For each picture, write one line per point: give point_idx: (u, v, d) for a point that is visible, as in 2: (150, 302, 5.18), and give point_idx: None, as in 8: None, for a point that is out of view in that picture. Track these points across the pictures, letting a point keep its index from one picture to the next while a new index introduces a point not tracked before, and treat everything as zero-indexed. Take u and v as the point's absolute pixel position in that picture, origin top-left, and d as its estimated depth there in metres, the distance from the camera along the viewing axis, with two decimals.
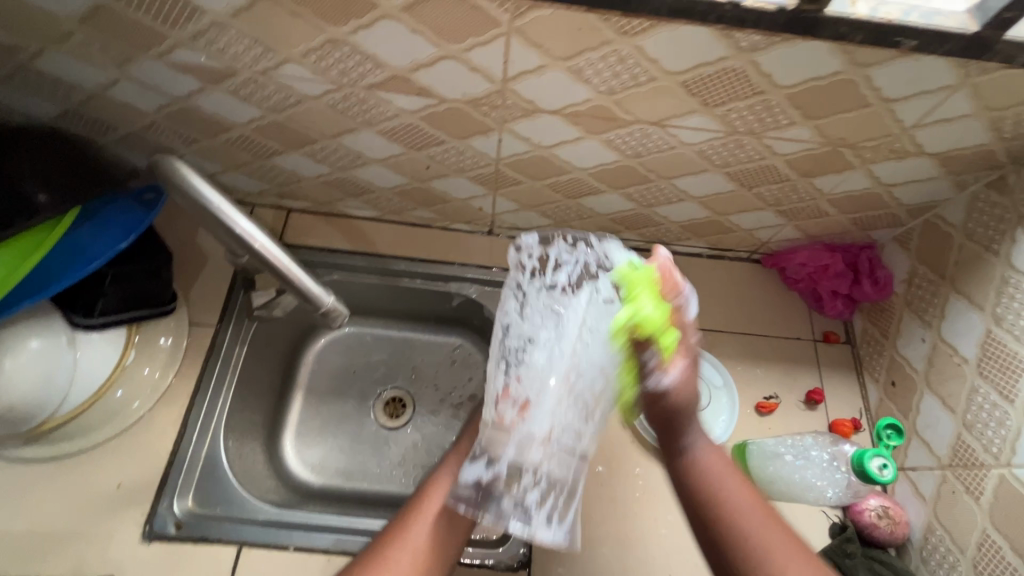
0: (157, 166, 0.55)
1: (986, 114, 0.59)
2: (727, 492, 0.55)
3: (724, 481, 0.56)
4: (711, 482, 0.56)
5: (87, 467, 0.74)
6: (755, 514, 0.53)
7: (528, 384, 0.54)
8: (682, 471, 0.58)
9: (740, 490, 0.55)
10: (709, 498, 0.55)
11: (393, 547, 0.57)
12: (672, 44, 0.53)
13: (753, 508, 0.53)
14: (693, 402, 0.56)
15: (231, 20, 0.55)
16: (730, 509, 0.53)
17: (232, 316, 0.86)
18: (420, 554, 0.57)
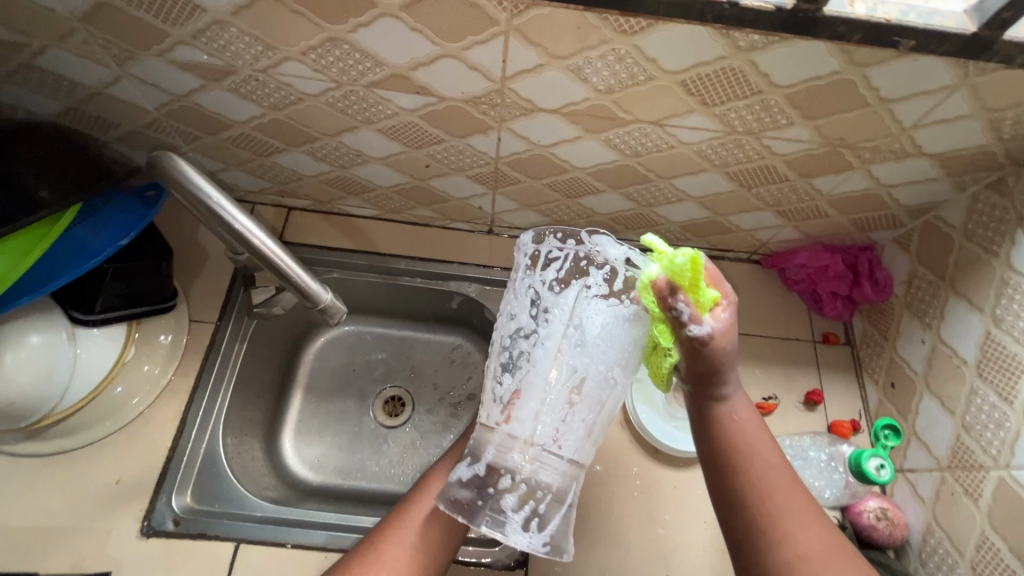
0: (156, 162, 0.55)
1: (985, 114, 0.59)
2: (751, 453, 0.54)
3: (751, 444, 0.54)
4: (737, 439, 0.55)
5: (86, 463, 0.75)
6: (778, 476, 0.53)
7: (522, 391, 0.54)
8: (708, 426, 0.56)
9: (766, 451, 0.54)
10: (734, 458, 0.54)
11: (387, 542, 0.58)
12: (670, 43, 0.53)
13: (777, 472, 0.53)
14: (731, 357, 0.53)
15: (231, 18, 0.56)
16: (753, 470, 0.53)
17: (232, 313, 0.86)
18: (413, 551, 0.58)
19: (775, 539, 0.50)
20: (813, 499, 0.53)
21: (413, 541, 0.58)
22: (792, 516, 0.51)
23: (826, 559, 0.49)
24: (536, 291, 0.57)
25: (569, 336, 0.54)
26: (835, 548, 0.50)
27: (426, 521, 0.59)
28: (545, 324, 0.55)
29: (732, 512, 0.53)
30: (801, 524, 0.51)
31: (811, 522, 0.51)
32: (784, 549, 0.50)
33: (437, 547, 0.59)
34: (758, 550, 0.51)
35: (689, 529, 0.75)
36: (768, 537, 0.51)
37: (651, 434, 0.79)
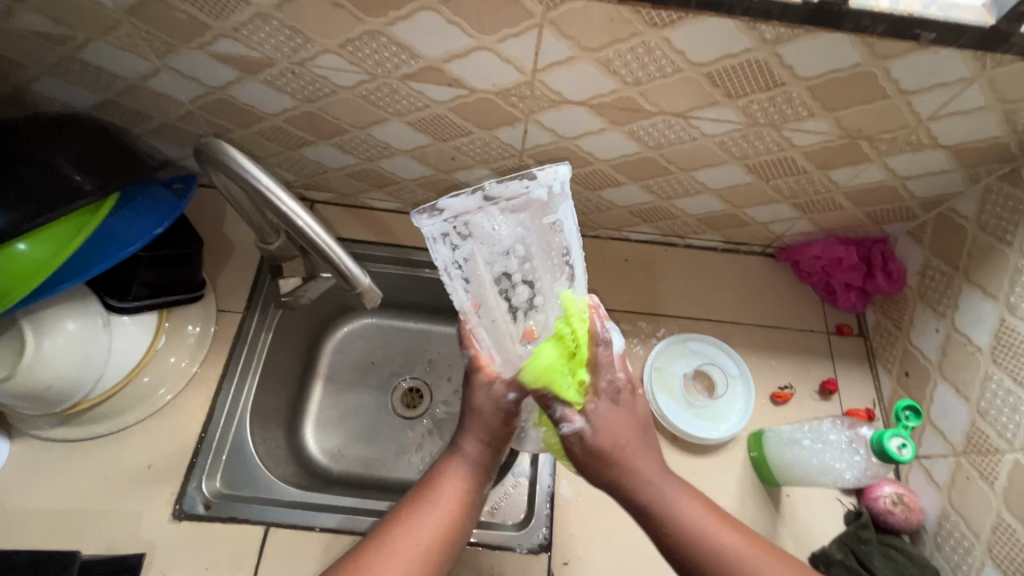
0: (205, 147, 0.58)
1: (1000, 106, 0.61)
2: (693, 520, 0.55)
3: (688, 514, 0.55)
4: (678, 517, 0.55)
5: (117, 449, 0.76)
6: (702, 519, 0.55)
7: (502, 332, 0.61)
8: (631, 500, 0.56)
9: (699, 515, 0.55)
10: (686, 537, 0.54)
11: (397, 545, 0.54)
12: (699, 35, 0.55)
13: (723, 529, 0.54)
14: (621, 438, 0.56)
15: (273, 11, 0.58)
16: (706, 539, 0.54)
17: (259, 303, 0.88)
18: (424, 553, 0.54)
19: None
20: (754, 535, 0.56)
21: (427, 541, 0.55)
22: (758, 561, 0.53)
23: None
24: (471, 251, 0.58)
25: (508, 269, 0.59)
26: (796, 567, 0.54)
27: (440, 519, 0.56)
28: (484, 272, 0.60)
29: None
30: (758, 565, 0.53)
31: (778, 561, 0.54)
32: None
33: (450, 547, 0.56)
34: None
35: None
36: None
37: (672, 423, 0.78)
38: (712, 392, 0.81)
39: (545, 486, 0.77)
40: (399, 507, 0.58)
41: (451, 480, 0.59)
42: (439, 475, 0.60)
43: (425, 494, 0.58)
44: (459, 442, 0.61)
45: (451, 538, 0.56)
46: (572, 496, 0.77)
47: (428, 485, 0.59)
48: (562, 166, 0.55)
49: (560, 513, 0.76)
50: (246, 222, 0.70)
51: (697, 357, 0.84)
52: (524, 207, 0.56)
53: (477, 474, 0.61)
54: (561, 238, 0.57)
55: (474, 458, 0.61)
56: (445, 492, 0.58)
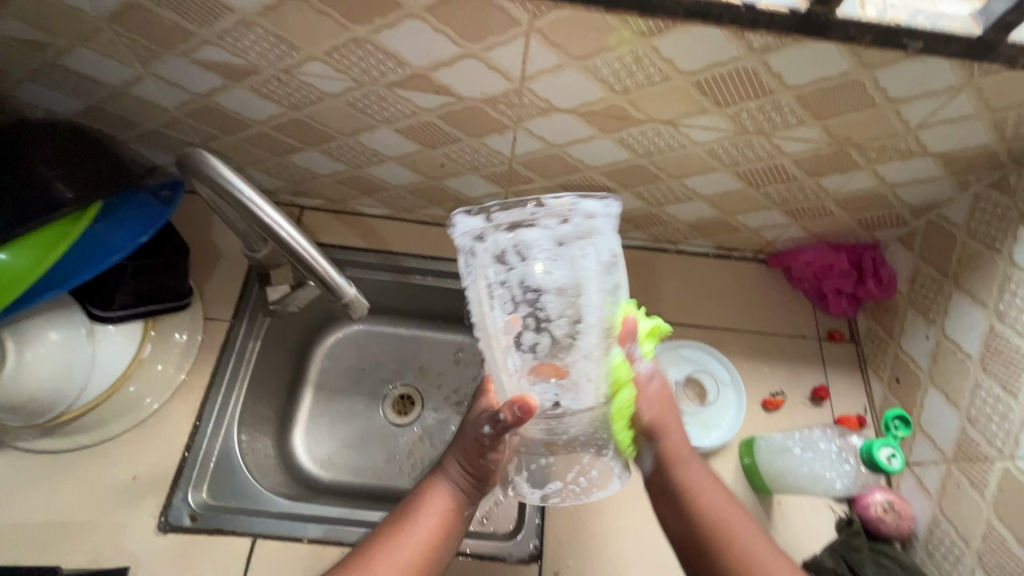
0: (186, 157, 0.57)
1: (988, 114, 0.61)
2: (709, 498, 0.60)
3: (706, 487, 0.61)
4: (704, 497, 0.60)
5: (101, 460, 0.75)
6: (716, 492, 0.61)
7: (508, 374, 0.53)
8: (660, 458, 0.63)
9: (725, 504, 0.60)
10: (704, 519, 0.59)
11: (379, 560, 0.54)
12: (686, 44, 0.55)
13: (741, 518, 0.59)
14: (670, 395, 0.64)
15: (257, 18, 0.57)
16: (719, 525, 0.59)
17: (246, 311, 0.87)
18: (404, 571, 0.55)
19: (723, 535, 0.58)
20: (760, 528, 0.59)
21: (407, 559, 0.55)
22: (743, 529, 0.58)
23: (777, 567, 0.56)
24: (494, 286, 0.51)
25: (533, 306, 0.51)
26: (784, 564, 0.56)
27: (418, 539, 0.57)
28: (504, 302, 0.51)
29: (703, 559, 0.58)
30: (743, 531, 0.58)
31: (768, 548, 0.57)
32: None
33: (427, 566, 0.56)
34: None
35: None
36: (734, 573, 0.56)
37: None
38: (703, 399, 0.81)
39: None
40: (381, 524, 0.58)
41: (431, 499, 0.59)
42: (420, 495, 0.60)
43: (406, 512, 0.58)
44: (443, 464, 0.61)
45: (428, 557, 0.57)
46: (564, 505, 0.76)
47: (411, 503, 0.59)
48: (584, 198, 0.49)
49: (551, 523, 0.75)
50: (232, 230, 0.69)
51: (689, 363, 0.83)
52: (557, 238, 0.50)
53: (459, 496, 0.60)
54: (596, 275, 0.51)
55: (457, 482, 0.60)
56: (425, 511, 0.58)
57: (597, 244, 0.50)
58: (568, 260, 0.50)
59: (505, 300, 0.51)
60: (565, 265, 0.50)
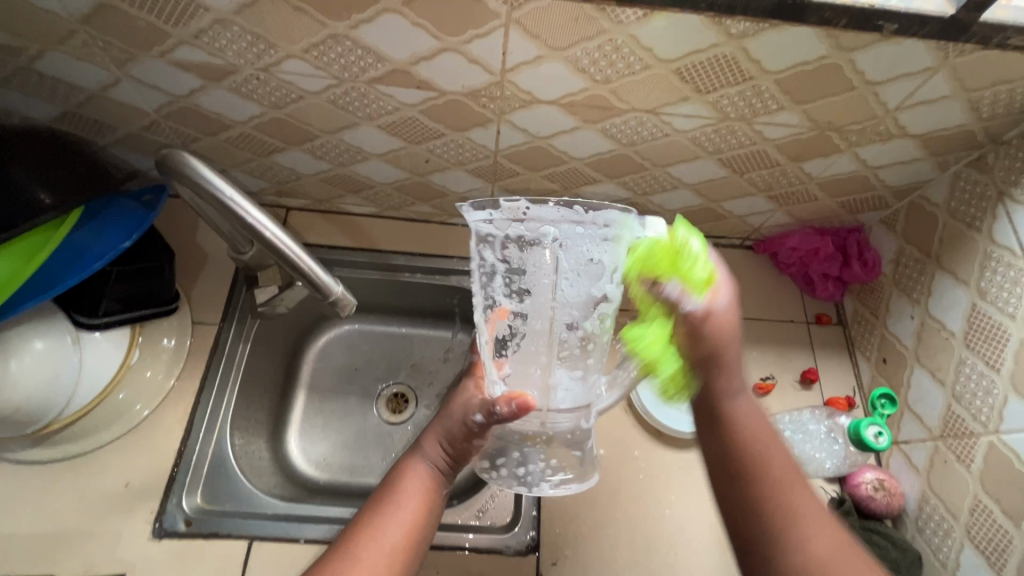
0: (166, 159, 0.56)
1: (964, 94, 0.62)
2: (755, 435, 0.53)
3: (752, 425, 0.54)
4: (750, 428, 0.53)
5: (93, 469, 0.74)
6: (760, 430, 0.53)
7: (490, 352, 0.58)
8: (718, 388, 0.54)
9: (769, 436, 0.53)
10: (742, 463, 0.52)
11: (367, 545, 0.54)
12: (666, 32, 0.55)
13: (784, 457, 0.52)
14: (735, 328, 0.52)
15: (233, 17, 0.57)
16: (760, 459, 0.52)
17: (235, 315, 0.86)
18: (393, 551, 0.54)
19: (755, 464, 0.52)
20: (792, 455, 0.53)
21: (394, 539, 0.55)
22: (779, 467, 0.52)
23: (810, 509, 0.49)
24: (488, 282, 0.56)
25: (510, 299, 0.56)
26: (821, 512, 0.49)
27: (403, 518, 0.56)
28: (504, 289, 0.56)
29: (737, 519, 0.51)
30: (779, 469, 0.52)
31: (802, 485, 0.51)
32: (797, 551, 0.47)
33: (416, 545, 0.56)
34: (760, 562, 0.49)
35: (695, 507, 0.78)
36: (777, 548, 0.48)
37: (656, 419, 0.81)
38: None
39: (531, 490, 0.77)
40: (363, 511, 0.58)
41: (411, 479, 0.59)
42: (398, 477, 0.60)
43: (387, 494, 0.58)
44: (421, 444, 0.61)
45: (417, 535, 0.56)
46: (559, 496, 0.77)
47: (390, 486, 0.59)
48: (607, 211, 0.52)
49: (546, 515, 0.76)
50: (217, 232, 0.68)
51: None
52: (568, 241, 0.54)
53: (438, 474, 0.60)
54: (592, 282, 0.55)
55: (437, 459, 0.60)
56: (405, 492, 0.58)
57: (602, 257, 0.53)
58: (554, 269, 0.55)
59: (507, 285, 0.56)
60: (571, 267, 0.55)
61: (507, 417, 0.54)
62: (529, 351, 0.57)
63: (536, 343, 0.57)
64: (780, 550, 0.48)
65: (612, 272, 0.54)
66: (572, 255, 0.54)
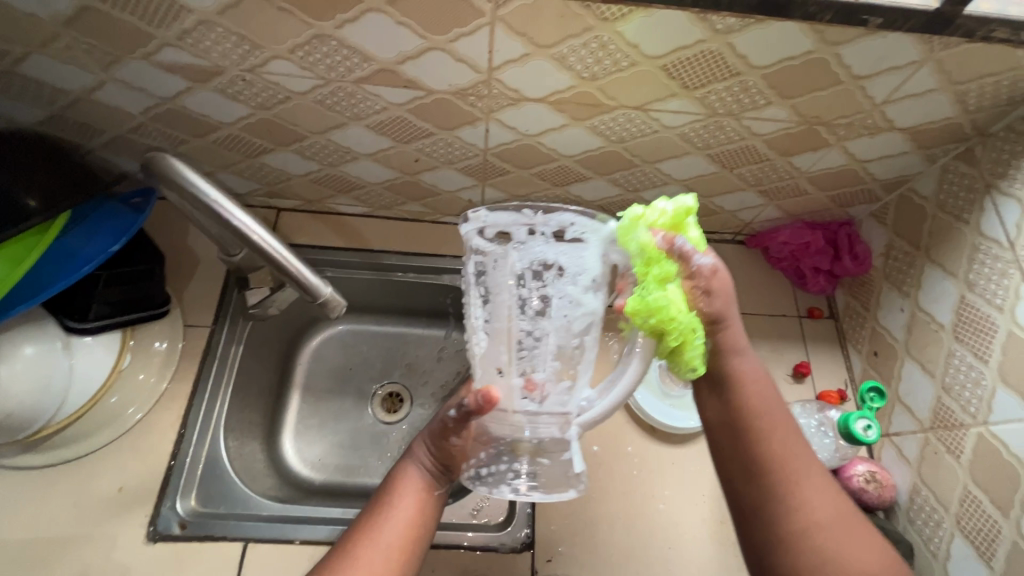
0: (151, 162, 0.56)
1: (951, 87, 0.62)
2: (756, 403, 0.54)
3: (754, 389, 0.54)
4: (750, 395, 0.54)
5: (86, 473, 0.74)
6: (761, 396, 0.54)
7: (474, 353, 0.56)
8: (720, 349, 0.54)
9: (772, 401, 0.54)
10: (742, 431, 0.53)
11: (363, 547, 0.55)
12: (651, 28, 0.55)
13: (788, 422, 0.54)
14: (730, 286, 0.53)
15: (216, 17, 0.56)
16: (760, 426, 0.53)
17: (227, 317, 0.86)
18: (390, 552, 0.55)
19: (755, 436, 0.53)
20: (795, 422, 0.54)
21: (390, 540, 0.55)
22: (779, 436, 0.53)
23: (813, 473, 0.52)
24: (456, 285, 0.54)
25: (487, 303, 0.54)
26: (820, 473, 0.52)
27: (398, 519, 0.57)
28: (484, 293, 0.54)
29: (744, 481, 0.53)
30: (780, 439, 0.53)
31: (804, 449, 0.53)
32: (802, 513, 0.50)
33: (414, 544, 0.56)
34: (767, 521, 0.51)
35: (689, 502, 0.78)
36: (780, 511, 0.51)
37: (649, 415, 0.81)
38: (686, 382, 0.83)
39: None
40: (359, 516, 0.58)
41: (405, 484, 0.59)
42: (392, 481, 0.60)
43: (382, 500, 0.59)
44: (414, 449, 0.61)
45: (413, 535, 0.57)
46: None
47: (385, 490, 0.60)
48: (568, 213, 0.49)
49: (541, 512, 0.76)
50: (206, 234, 0.68)
51: None
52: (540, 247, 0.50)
53: (430, 475, 0.60)
54: (565, 287, 0.51)
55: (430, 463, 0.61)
56: (399, 495, 0.59)
57: (571, 262, 0.50)
58: (512, 272, 0.52)
59: (485, 289, 0.53)
60: (545, 273, 0.51)
61: (480, 411, 0.53)
62: (490, 352, 0.55)
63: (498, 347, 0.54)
64: (783, 513, 0.51)
65: (581, 276, 0.51)
66: (541, 261, 0.51)
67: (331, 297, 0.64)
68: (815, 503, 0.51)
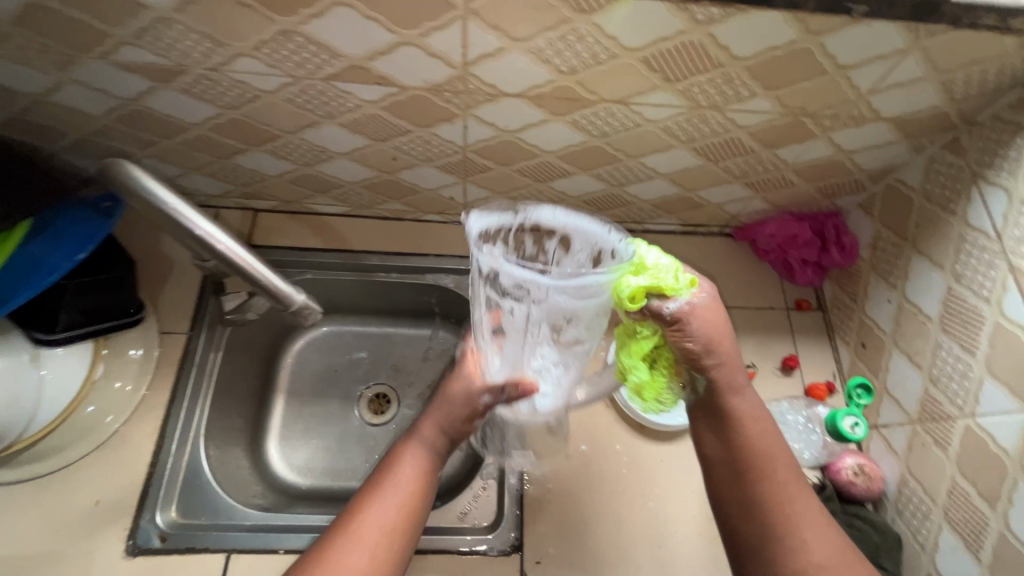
0: (108, 168, 0.53)
1: (937, 76, 0.61)
2: (757, 441, 0.53)
3: (755, 427, 0.54)
4: (751, 432, 0.54)
5: (61, 487, 0.72)
6: (762, 434, 0.54)
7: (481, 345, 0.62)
8: (722, 386, 0.53)
9: (773, 439, 0.54)
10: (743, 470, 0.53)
11: (364, 522, 0.54)
12: (630, 20, 0.53)
13: (788, 463, 0.54)
14: (720, 326, 0.52)
15: (175, 14, 0.54)
16: (761, 464, 0.53)
17: (204, 323, 0.84)
18: (390, 529, 0.54)
19: (755, 474, 0.53)
20: (795, 458, 0.54)
21: (390, 516, 0.54)
22: (779, 476, 0.53)
23: (813, 511, 0.52)
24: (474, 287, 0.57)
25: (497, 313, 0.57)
26: (819, 511, 0.52)
27: (399, 497, 0.56)
28: (495, 307, 0.57)
29: (743, 518, 0.53)
30: (780, 478, 0.52)
31: (805, 488, 0.53)
32: (803, 552, 0.50)
33: (412, 523, 0.56)
34: (766, 559, 0.51)
35: (679, 499, 0.78)
36: (782, 551, 0.50)
37: (636, 412, 0.81)
38: None
39: (514, 489, 0.77)
40: (358, 493, 0.57)
41: (406, 462, 0.59)
42: (394, 459, 0.60)
43: (380, 477, 0.58)
44: (418, 426, 0.62)
45: (412, 513, 0.56)
46: (541, 494, 0.77)
47: (385, 468, 0.59)
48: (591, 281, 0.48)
49: (529, 514, 0.75)
50: None
51: None
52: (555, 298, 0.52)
53: (432, 456, 0.61)
54: (571, 323, 0.55)
55: (432, 437, 0.61)
56: (400, 473, 0.58)
57: (581, 312, 0.53)
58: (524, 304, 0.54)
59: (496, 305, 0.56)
60: (554, 312, 0.54)
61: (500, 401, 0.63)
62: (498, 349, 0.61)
63: (508, 351, 0.61)
64: (784, 553, 0.50)
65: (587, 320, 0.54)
66: (552, 307, 0.53)
67: (305, 304, 0.62)
68: (816, 543, 0.50)
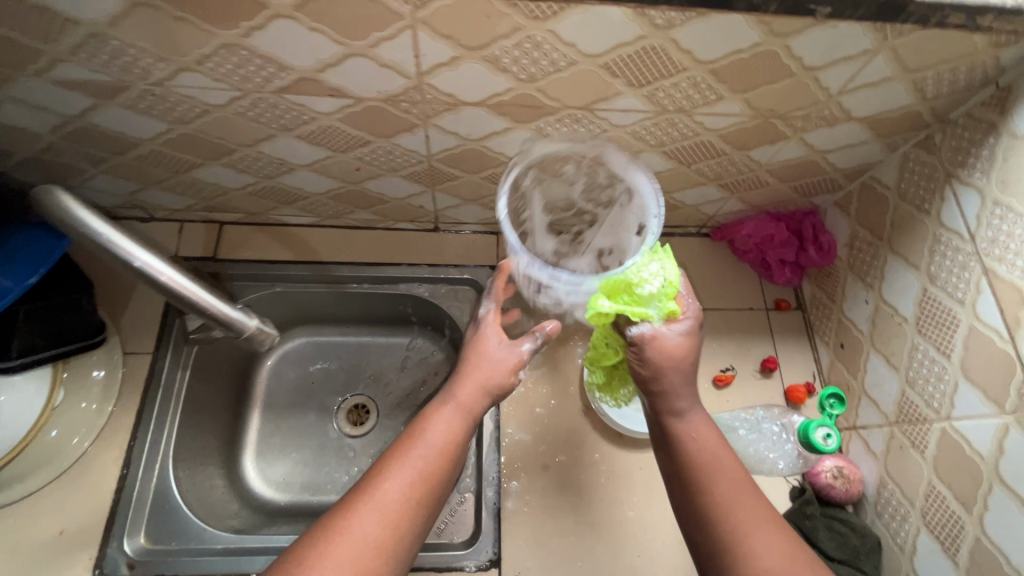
0: (38, 196, 0.51)
1: (906, 76, 0.59)
2: (700, 452, 0.53)
3: (696, 438, 0.53)
4: (694, 444, 0.53)
5: (24, 517, 0.70)
6: (704, 445, 0.53)
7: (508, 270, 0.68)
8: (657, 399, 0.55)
9: (719, 451, 0.53)
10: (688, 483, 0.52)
11: (385, 484, 0.51)
12: (587, 26, 0.51)
13: (731, 471, 0.52)
14: (686, 362, 0.54)
15: (109, 30, 0.51)
16: (704, 475, 0.51)
17: (170, 342, 0.82)
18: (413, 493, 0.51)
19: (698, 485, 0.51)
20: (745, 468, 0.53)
21: (414, 481, 0.52)
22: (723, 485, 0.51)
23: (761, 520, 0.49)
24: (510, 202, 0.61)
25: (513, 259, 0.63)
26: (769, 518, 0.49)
27: (425, 462, 0.54)
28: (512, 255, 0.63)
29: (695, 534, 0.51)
30: (725, 488, 0.50)
31: (753, 497, 0.50)
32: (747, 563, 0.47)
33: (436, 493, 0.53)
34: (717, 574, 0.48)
35: (658, 507, 0.77)
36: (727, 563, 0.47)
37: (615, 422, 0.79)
38: None
39: (492, 504, 0.75)
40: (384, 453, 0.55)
41: (437, 424, 0.56)
42: (425, 420, 0.57)
43: (409, 438, 0.56)
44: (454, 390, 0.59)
45: (437, 483, 0.53)
46: (519, 507, 0.75)
47: (416, 429, 0.57)
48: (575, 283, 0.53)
49: (507, 527, 0.74)
50: None
51: None
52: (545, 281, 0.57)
53: (464, 422, 0.58)
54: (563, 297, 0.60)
55: (466, 403, 0.58)
56: (430, 436, 0.55)
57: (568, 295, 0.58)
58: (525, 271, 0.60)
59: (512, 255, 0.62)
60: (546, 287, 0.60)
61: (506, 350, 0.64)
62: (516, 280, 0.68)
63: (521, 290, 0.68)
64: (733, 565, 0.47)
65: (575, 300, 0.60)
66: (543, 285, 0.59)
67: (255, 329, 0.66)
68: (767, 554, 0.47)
